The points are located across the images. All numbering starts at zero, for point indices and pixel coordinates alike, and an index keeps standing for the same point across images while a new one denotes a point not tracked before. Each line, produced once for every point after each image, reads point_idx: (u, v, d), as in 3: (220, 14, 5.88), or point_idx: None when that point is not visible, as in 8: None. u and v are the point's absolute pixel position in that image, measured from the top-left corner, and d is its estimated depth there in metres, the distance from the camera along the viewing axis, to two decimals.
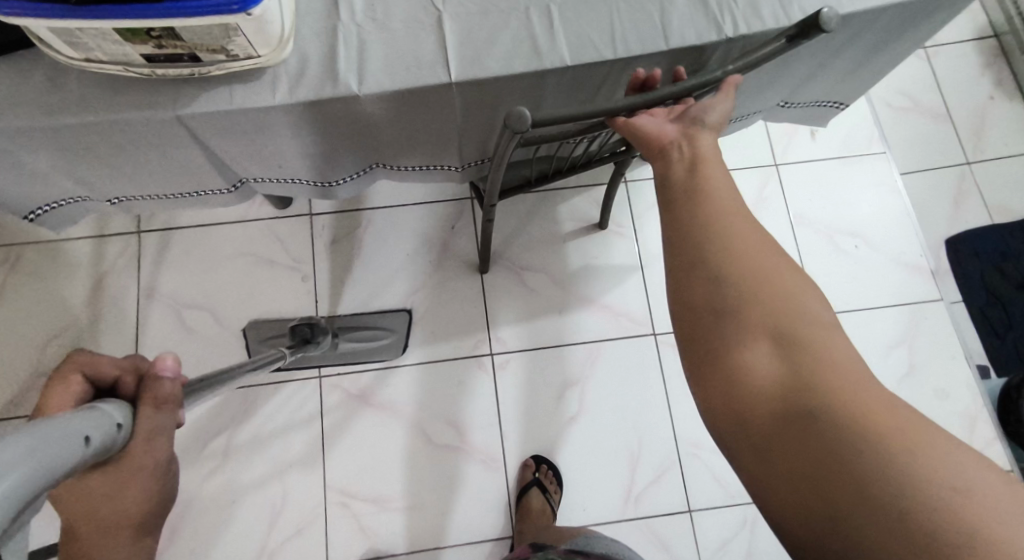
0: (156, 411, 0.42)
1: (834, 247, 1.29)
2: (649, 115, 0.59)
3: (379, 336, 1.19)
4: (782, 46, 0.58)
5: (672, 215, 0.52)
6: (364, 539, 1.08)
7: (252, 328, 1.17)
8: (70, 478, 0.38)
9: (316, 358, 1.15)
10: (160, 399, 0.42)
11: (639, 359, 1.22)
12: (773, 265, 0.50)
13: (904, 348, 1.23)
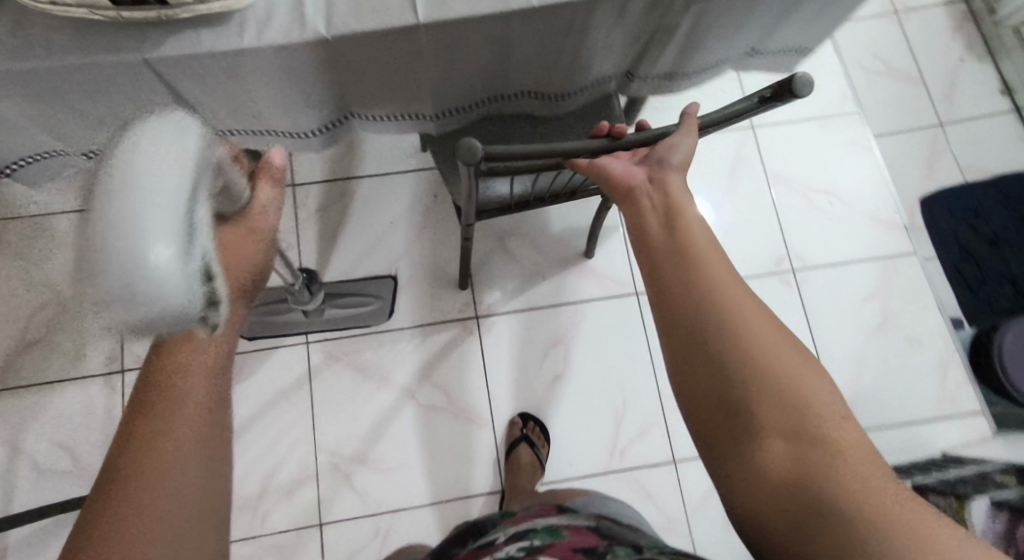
0: (271, 189, 0.55)
1: (809, 204, 1.32)
2: (612, 158, 0.62)
3: (364, 303, 1.20)
4: (754, 105, 0.61)
5: (665, 301, 0.49)
6: (354, 498, 1.11)
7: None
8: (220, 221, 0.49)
9: (304, 325, 1.17)
10: (275, 180, 0.56)
11: (622, 317, 1.25)
12: (781, 342, 0.46)
13: (876, 301, 1.25)
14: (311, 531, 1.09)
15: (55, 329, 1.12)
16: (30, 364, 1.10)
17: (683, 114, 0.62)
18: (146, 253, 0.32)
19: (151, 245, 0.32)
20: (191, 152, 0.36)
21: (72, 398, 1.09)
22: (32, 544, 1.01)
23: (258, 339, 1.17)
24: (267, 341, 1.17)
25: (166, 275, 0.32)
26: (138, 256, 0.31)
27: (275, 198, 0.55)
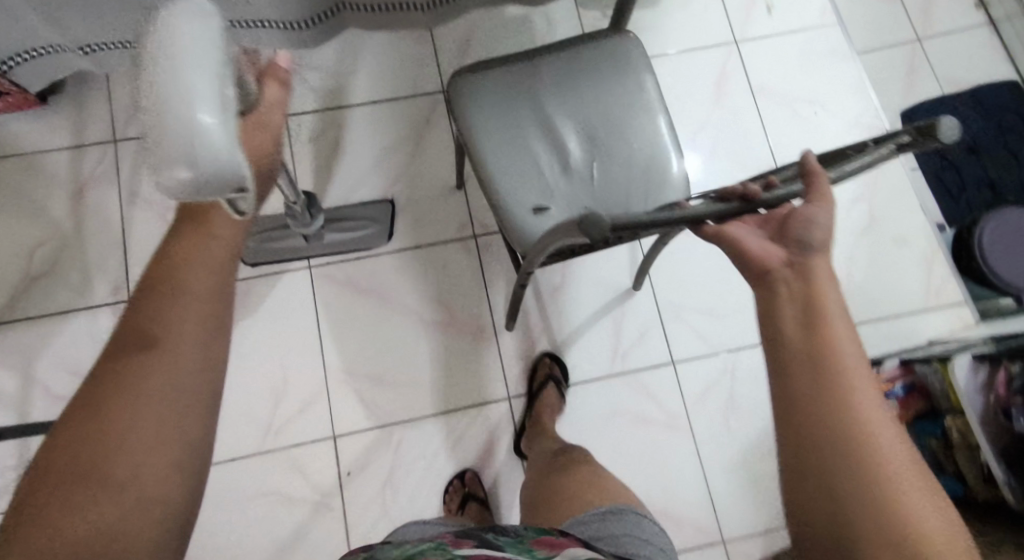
0: (280, 88, 0.61)
1: (795, 115, 1.35)
2: (740, 225, 0.53)
3: (364, 226, 1.22)
4: (890, 153, 0.52)
5: (785, 395, 0.41)
6: (364, 412, 1.14)
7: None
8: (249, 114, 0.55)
9: (306, 250, 1.19)
10: (282, 80, 0.62)
11: None
12: (922, 484, 0.38)
13: (865, 202, 1.30)
14: (324, 444, 1.12)
15: (58, 262, 1.14)
16: (36, 296, 1.12)
17: (806, 170, 0.53)
18: (193, 115, 0.36)
19: (198, 107, 0.36)
20: (213, 39, 0.40)
21: (81, 328, 1.12)
22: None
23: (261, 266, 1.19)
24: (271, 267, 1.19)
25: (214, 135, 0.37)
26: (187, 117, 0.36)
27: (283, 98, 0.61)
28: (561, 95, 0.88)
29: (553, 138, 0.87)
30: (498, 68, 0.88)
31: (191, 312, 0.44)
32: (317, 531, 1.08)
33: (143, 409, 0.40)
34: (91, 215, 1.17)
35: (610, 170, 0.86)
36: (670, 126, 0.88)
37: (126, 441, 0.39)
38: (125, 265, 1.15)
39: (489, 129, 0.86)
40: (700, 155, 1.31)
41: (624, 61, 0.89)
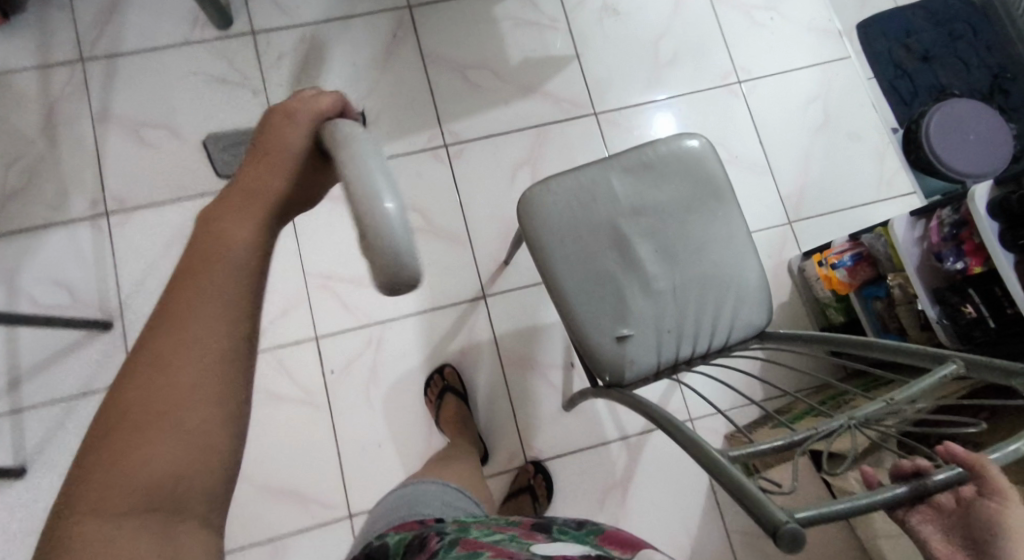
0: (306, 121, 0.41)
1: (753, 21, 1.39)
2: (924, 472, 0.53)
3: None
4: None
5: None
6: (346, 312, 1.18)
7: (212, 139, 1.22)
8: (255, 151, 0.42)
9: None
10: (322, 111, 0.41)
11: (584, 135, 1.32)
12: None
13: (820, 101, 1.36)
14: (307, 344, 1.16)
15: (34, 179, 1.16)
16: (14, 212, 1.14)
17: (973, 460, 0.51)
18: (380, 206, 0.37)
19: (381, 195, 0.37)
20: (364, 150, 0.39)
21: (63, 242, 1.15)
22: (43, 370, 1.08)
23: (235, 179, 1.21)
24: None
25: (394, 223, 0.37)
26: (368, 198, 0.36)
27: (312, 127, 0.41)
28: (636, 212, 0.83)
29: (628, 256, 0.82)
30: (563, 183, 0.83)
31: (210, 302, 0.36)
32: (306, 424, 1.13)
33: (164, 403, 0.33)
34: (63, 134, 1.19)
35: (690, 290, 0.82)
36: (747, 238, 0.84)
37: (144, 430, 0.32)
38: (101, 181, 1.18)
39: (565, 257, 0.82)
40: (661, 63, 1.36)
41: (698, 171, 0.85)
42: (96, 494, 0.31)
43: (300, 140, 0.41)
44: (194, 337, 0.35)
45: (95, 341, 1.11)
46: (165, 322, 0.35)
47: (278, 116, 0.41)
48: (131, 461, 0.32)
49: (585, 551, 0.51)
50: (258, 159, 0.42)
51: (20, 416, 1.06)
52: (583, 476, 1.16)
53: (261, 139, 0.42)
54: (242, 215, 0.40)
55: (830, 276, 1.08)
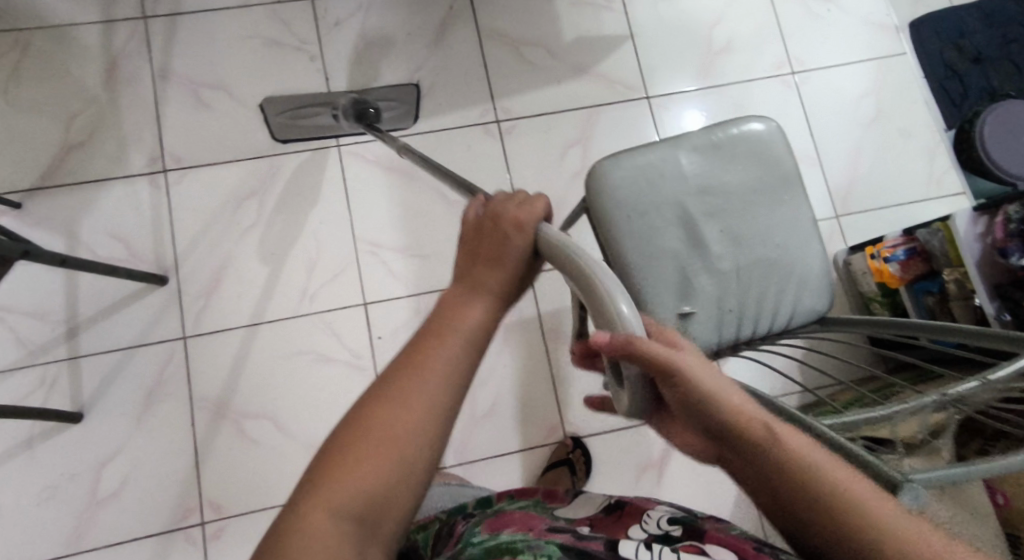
0: (517, 228, 0.47)
1: (810, 12, 1.38)
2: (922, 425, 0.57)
3: (395, 108, 1.20)
4: None
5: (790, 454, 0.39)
6: (394, 280, 1.20)
7: (269, 101, 1.19)
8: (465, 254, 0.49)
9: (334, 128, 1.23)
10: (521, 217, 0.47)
11: (634, 118, 1.32)
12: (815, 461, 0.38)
13: (873, 96, 1.35)
14: (356, 310, 1.18)
15: (95, 133, 1.18)
16: (75, 164, 1.16)
17: None
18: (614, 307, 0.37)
19: (617, 300, 0.37)
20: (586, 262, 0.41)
21: (121, 196, 1.17)
22: (101, 320, 1.11)
23: (290, 143, 1.18)
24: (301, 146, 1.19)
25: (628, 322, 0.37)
26: (611, 314, 0.37)
27: (519, 222, 0.47)
28: (703, 192, 0.83)
29: (692, 234, 0.82)
30: (633, 159, 0.83)
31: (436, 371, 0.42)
32: (351, 388, 1.15)
33: (393, 434, 0.39)
34: (124, 89, 1.20)
35: (753, 270, 0.82)
36: (812, 221, 0.85)
37: (357, 457, 0.38)
38: (159, 138, 1.19)
39: (631, 232, 0.82)
40: (716, 49, 1.35)
41: (767, 154, 0.85)
42: (322, 503, 0.36)
43: (518, 242, 0.47)
44: (427, 386, 0.41)
45: (150, 294, 1.13)
46: (402, 375, 0.41)
47: (497, 223, 0.48)
48: (356, 478, 0.37)
49: (605, 505, 0.57)
50: (478, 258, 0.47)
51: (78, 362, 1.09)
52: (622, 453, 1.17)
53: (478, 244, 0.48)
54: (478, 300, 0.45)
55: (882, 269, 1.08)
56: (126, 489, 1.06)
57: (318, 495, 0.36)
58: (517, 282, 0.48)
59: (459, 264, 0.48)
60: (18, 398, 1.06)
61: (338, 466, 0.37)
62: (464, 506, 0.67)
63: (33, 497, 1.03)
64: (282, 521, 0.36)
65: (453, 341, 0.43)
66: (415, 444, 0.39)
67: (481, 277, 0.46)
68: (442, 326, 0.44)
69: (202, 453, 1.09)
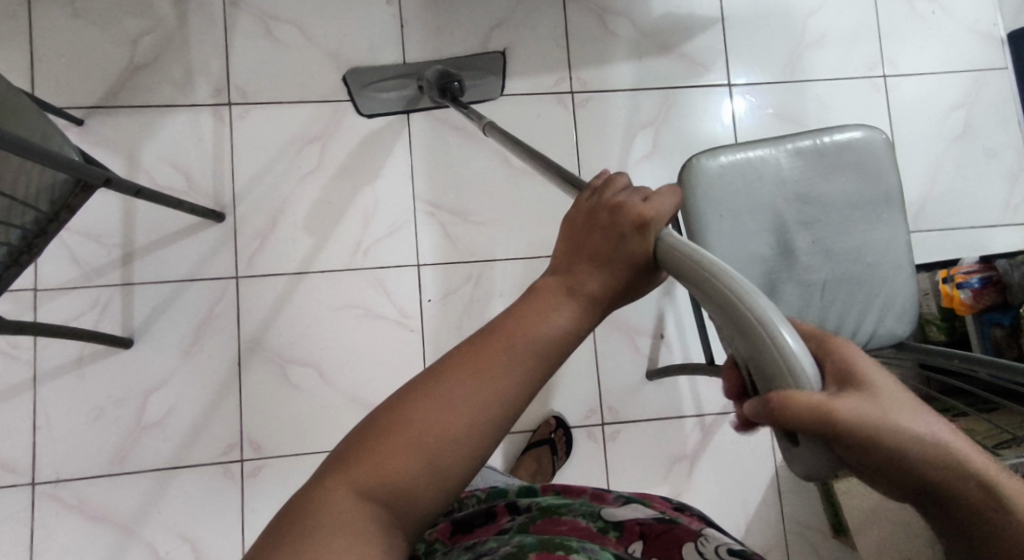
0: (639, 229, 0.44)
1: (912, 12, 1.30)
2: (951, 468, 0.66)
3: (477, 78, 1.21)
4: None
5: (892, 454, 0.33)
6: (448, 243, 1.18)
7: (352, 75, 1.17)
8: (568, 229, 0.48)
9: (354, 95, 1.18)
10: (642, 218, 0.44)
11: (714, 105, 1.27)
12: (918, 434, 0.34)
13: (964, 110, 1.29)
14: (408, 269, 1.17)
15: (161, 55, 1.14)
16: (139, 86, 1.13)
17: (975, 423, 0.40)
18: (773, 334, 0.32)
19: (778, 326, 0.32)
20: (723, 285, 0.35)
21: (183, 125, 1.14)
22: (156, 249, 1.10)
23: (382, 116, 1.19)
24: (387, 116, 1.19)
25: (790, 353, 0.32)
26: (763, 341, 0.32)
27: (637, 217, 0.44)
28: (800, 200, 0.82)
29: (781, 241, 0.82)
30: (734, 157, 0.82)
31: (492, 377, 0.41)
32: (397, 347, 1.15)
33: (428, 429, 0.38)
34: (193, 11, 1.15)
35: (839, 281, 0.82)
36: (905, 236, 0.84)
37: (395, 439, 0.38)
38: (226, 68, 1.16)
39: (720, 235, 0.80)
40: (807, 42, 1.29)
41: (870, 165, 0.83)
42: (345, 483, 0.37)
43: (634, 243, 0.44)
44: (474, 385, 0.40)
45: (206, 229, 1.12)
46: (458, 369, 0.41)
47: (617, 217, 0.45)
48: (384, 465, 0.37)
49: (657, 515, 0.57)
50: (582, 253, 0.46)
51: (131, 289, 1.09)
52: (657, 444, 1.16)
53: (587, 238, 0.46)
54: (557, 303, 0.44)
55: (952, 295, 1.06)
56: (170, 419, 1.07)
57: (345, 476, 0.37)
58: (621, 292, 0.45)
59: (558, 259, 0.47)
60: (70, 316, 1.07)
61: (367, 450, 0.38)
62: (503, 491, 0.64)
63: (80, 416, 1.05)
64: (306, 491, 0.38)
65: (516, 348, 0.42)
66: (451, 445, 0.38)
67: (583, 278, 0.45)
68: (507, 333, 0.43)
69: (245, 391, 1.10)
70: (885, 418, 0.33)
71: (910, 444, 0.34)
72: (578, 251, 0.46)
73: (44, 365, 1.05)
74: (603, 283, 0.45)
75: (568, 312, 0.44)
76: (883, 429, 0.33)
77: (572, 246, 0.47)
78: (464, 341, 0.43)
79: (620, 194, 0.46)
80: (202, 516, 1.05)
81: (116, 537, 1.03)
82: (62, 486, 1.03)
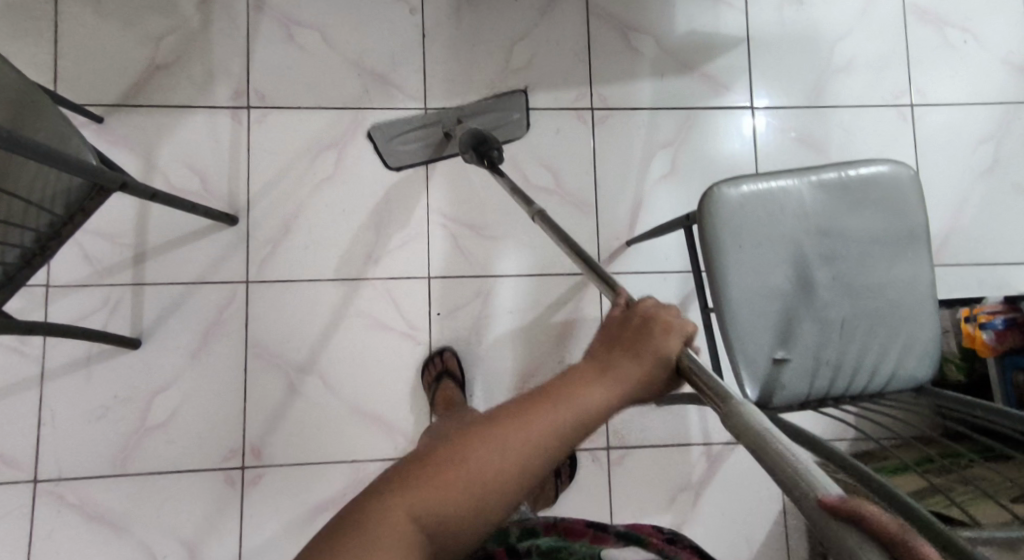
0: (667, 332, 0.48)
1: (943, 41, 1.27)
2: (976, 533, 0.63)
3: (500, 116, 1.21)
4: None
5: None
6: (461, 257, 1.17)
7: (377, 128, 1.17)
8: (602, 326, 0.51)
9: (382, 151, 1.17)
10: (669, 325, 0.48)
11: (737, 127, 1.25)
12: None
13: (992, 143, 1.26)
14: (419, 281, 1.16)
15: (183, 56, 1.14)
16: (160, 87, 1.13)
17: None
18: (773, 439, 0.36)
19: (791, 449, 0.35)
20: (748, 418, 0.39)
21: (202, 126, 1.14)
22: (169, 250, 1.10)
23: (410, 167, 1.18)
24: (415, 166, 1.18)
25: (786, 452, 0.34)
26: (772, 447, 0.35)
27: (668, 327, 0.48)
28: (821, 234, 0.80)
29: (800, 276, 0.79)
30: (754, 187, 0.81)
31: (538, 434, 0.41)
32: (403, 360, 1.14)
33: (474, 477, 0.39)
34: (218, 14, 1.15)
35: (858, 320, 0.79)
36: (930, 276, 0.81)
37: (443, 475, 0.39)
38: (247, 71, 1.15)
39: (736, 266, 0.79)
40: (834, 67, 1.26)
41: (896, 201, 0.81)
42: (402, 506, 0.38)
43: (662, 341, 0.47)
44: (521, 440, 0.41)
45: (219, 232, 1.12)
46: (506, 424, 0.41)
47: (647, 321, 0.49)
48: (433, 497, 0.38)
49: None
50: (614, 346, 0.48)
51: (142, 289, 1.09)
52: (662, 472, 1.15)
53: (618, 336, 0.49)
54: (596, 382, 0.45)
55: (974, 335, 1.03)
56: (173, 421, 1.07)
57: (394, 508, 0.38)
58: (648, 389, 0.47)
59: (594, 349, 0.49)
60: (81, 314, 1.07)
61: (421, 481, 0.39)
62: (501, 533, 0.60)
63: (86, 414, 1.05)
64: (369, 500, 0.39)
65: (560, 413, 0.42)
66: (491, 492, 0.39)
67: (616, 363, 0.46)
68: (550, 398, 0.43)
69: (250, 397, 1.09)
70: None
71: None
72: (608, 344, 0.49)
73: (52, 362, 1.05)
74: (639, 373, 0.46)
75: (606, 392, 0.44)
76: None
77: (603, 341, 0.49)
78: (513, 399, 0.44)
79: (652, 307, 0.50)
80: (201, 521, 1.05)
81: (114, 538, 1.03)
82: (64, 483, 1.03)
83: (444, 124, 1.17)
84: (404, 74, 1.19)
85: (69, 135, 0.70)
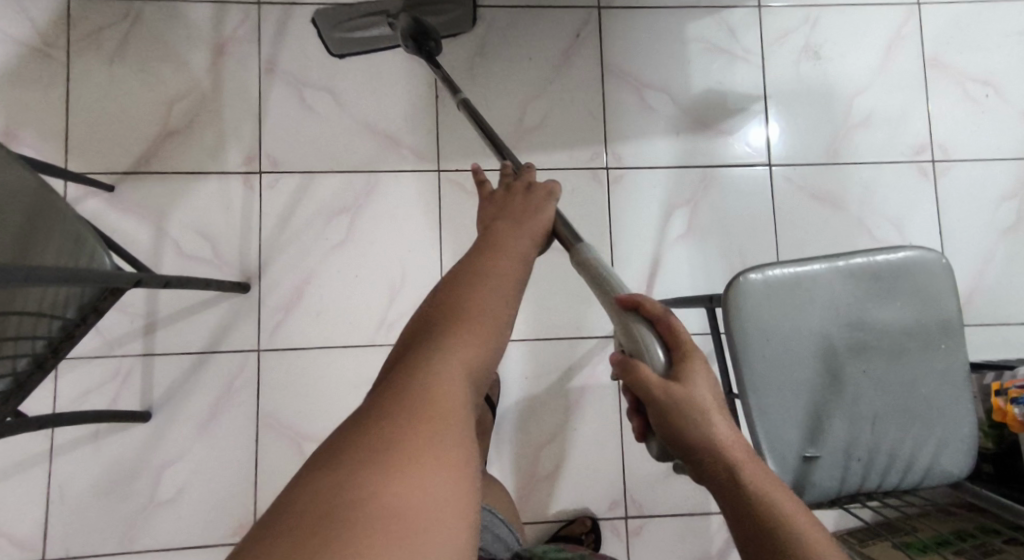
0: (546, 195, 0.72)
1: (964, 95, 1.25)
2: None
3: (445, 10, 1.05)
4: None
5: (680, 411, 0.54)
6: None
7: (320, 17, 1.03)
8: (498, 193, 0.75)
9: (331, 45, 1.09)
10: (547, 189, 0.72)
11: (754, 184, 1.23)
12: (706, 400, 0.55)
13: (1016, 200, 1.23)
14: None
15: (194, 121, 1.13)
16: (171, 152, 1.12)
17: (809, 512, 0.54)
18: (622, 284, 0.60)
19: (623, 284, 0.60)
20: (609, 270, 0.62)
21: (213, 192, 1.12)
22: (180, 319, 1.09)
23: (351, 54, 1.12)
24: (355, 51, 1.11)
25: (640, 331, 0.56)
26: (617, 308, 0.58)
27: (546, 196, 0.71)
28: (850, 324, 0.78)
29: (829, 368, 0.77)
30: (781, 276, 0.78)
31: (496, 291, 0.60)
32: None
33: (485, 315, 0.57)
34: (229, 78, 1.14)
35: (889, 414, 0.77)
36: (962, 368, 0.79)
37: (459, 323, 0.55)
38: (258, 135, 1.14)
39: (765, 360, 0.76)
40: (852, 123, 1.24)
41: (927, 290, 0.79)
42: (434, 351, 0.52)
43: (546, 202, 0.71)
44: (490, 289, 0.59)
45: (231, 299, 1.10)
46: (474, 282, 0.60)
47: (531, 190, 0.73)
48: (459, 338, 0.53)
49: None
50: (509, 209, 0.71)
51: (152, 359, 1.07)
52: (682, 541, 1.12)
53: (515, 203, 0.71)
54: (516, 243, 0.66)
55: (1005, 410, 1.00)
56: (184, 496, 1.05)
57: (428, 363, 0.50)
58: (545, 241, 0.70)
59: (495, 213, 0.72)
60: (92, 385, 1.06)
61: (440, 323, 0.55)
62: None
63: (96, 490, 1.03)
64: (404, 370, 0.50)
65: (502, 266, 0.63)
66: (482, 324, 0.56)
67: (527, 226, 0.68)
68: (494, 260, 0.63)
69: (261, 469, 1.07)
70: (691, 404, 0.54)
71: (693, 407, 0.54)
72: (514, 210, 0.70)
73: (61, 437, 1.04)
74: (538, 231, 0.68)
75: (523, 248, 0.66)
76: (682, 403, 0.54)
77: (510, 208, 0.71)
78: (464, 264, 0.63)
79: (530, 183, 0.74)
80: None
81: None
82: None
83: (387, 14, 0.99)
84: (417, 135, 1.17)
85: (84, 238, 0.69)
